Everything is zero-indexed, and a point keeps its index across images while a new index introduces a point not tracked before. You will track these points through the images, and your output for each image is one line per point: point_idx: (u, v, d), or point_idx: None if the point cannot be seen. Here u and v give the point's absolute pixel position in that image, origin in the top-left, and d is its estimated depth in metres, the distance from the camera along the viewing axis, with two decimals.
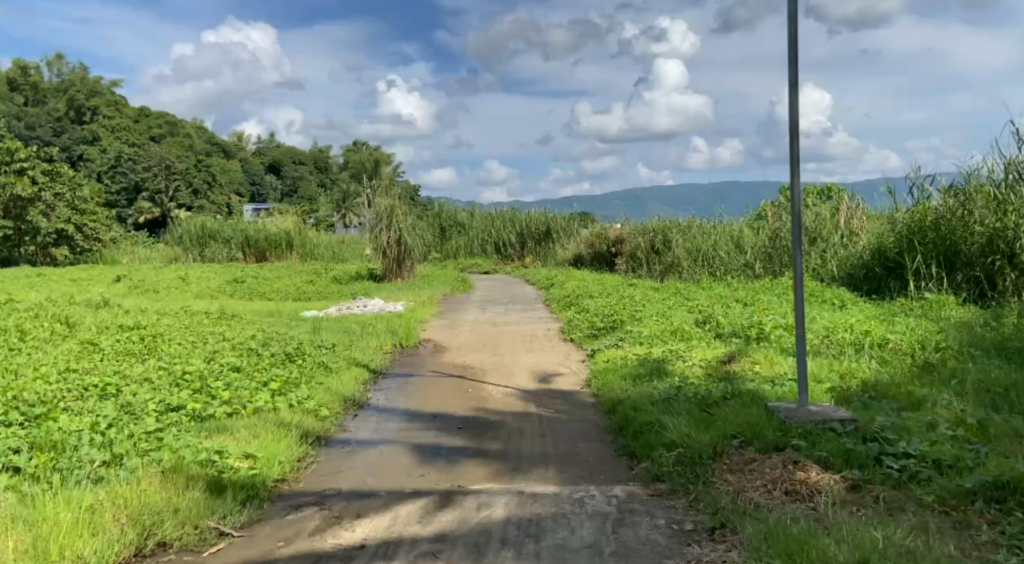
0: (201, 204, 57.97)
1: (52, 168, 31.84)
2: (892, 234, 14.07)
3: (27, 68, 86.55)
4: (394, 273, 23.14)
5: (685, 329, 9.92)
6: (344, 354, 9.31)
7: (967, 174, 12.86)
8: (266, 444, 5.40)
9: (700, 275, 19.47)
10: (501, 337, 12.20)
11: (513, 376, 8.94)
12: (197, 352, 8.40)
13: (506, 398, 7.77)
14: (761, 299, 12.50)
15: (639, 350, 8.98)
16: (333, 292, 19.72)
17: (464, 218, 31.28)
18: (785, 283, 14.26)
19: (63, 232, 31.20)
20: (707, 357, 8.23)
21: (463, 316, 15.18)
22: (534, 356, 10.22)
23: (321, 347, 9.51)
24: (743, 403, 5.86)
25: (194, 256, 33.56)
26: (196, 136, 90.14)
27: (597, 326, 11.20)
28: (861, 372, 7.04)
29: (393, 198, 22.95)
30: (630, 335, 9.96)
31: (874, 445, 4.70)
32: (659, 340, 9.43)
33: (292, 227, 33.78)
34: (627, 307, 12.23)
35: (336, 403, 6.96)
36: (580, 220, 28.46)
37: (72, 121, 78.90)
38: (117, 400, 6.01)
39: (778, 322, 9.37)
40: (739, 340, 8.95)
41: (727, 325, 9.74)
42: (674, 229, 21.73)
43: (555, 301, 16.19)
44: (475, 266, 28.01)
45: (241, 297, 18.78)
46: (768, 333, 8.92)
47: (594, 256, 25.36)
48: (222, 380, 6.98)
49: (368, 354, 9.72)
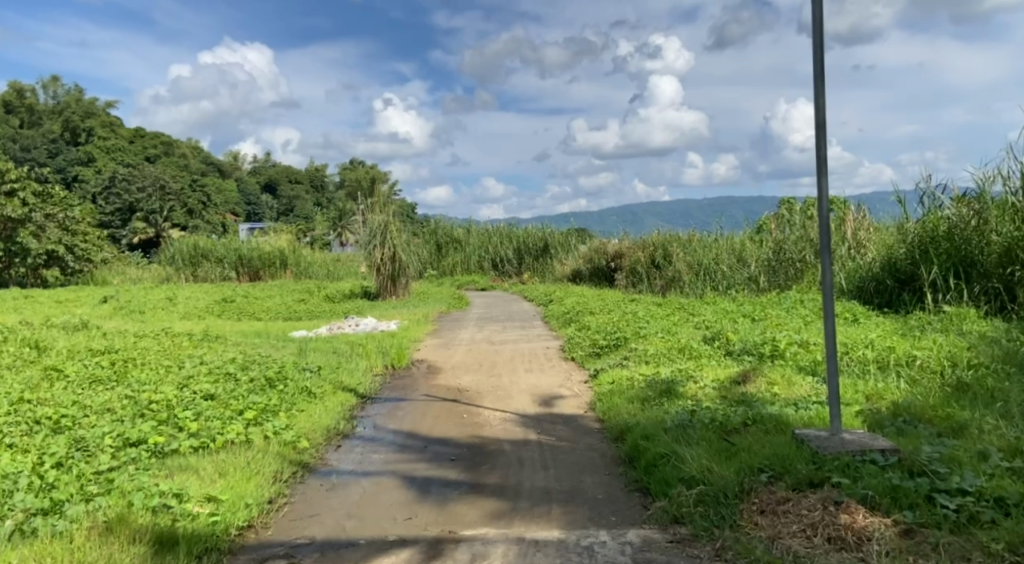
0: (196, 223, 57.45)
1: (43, 189, 31.25)
2: (903, 245, 13.50)
3: (24, 92, 86.28)
4: (389, 290, 22.56)
5: (693, 346, 9.32)
6: (329, 377, 8.70)
7: (980, 182, 12.34)
8: (233, 484, 4.80)
9: (703, 290, 18.90)
10: (498, 357, 11.60)
11: (510, 399, 8.33)
12: (171, 378, 7.80)
13: (503, 424, 7.16)
14: (771, 314, 11.92)
15: (647, 371, 8.36)
16: (325, 311, 19.12)
17: (460, 235, 30.74)
18: (794, 297, 13.65)
19: (54, 254, 30.58)
20: (721, 377, 7.62)
21: (459, 335, 14.57)
22: (533, 377, 9.62)
23: (305, 369, 8.91)
24: (766, 429, 5.27)
25: (187, 276, 32.95)
26: (192, 157, 89.78)
27: (599, 344, 10.58)
28: (890, 394, 6.45)
29: (387, 214, 22.40)
30: (635, 353, 9.35)
31: (923, 481, 4.11)
32: (666, 359, 8.84)
33: (286, 246, 33.22)
34: (629, 324, 11.64)
35: (317, 434, 6.35)
36: (577, 235, 27.98)
37: (68, 142, 78.44)
38: (70, 435, 5.44)
39: (792, 338, 8.77)
40: (753, 359, 8.34)
41: (737, 342, 9.15)
42: (674, 243, 21.21)
43: (554, 318, 15.62)
44: (472, 283, 27.44)
45: (231, 318, 18.17)
46: (783, 350, 8.33)
47: (592, 271, 24.81)
48: (192, 409, 6.38)
49: (356, 377, 9.11)
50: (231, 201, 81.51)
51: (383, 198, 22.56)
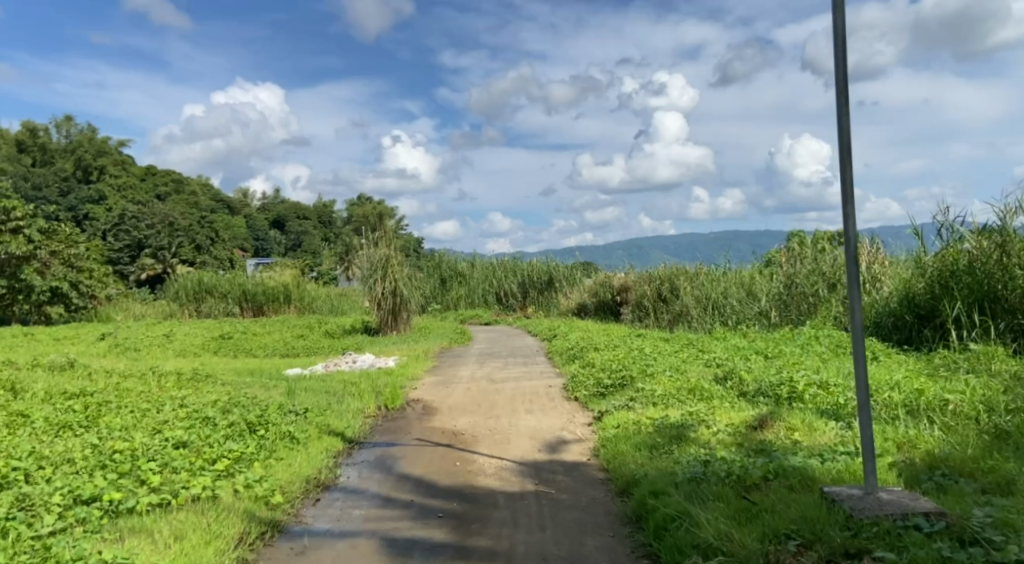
0: (204, 258, 57.28)
1: (49, 226, 30.98)
2: (921, 278, 12.96)
3: (35, 130, 86.92)
4: (390, 325, 22.06)
5: (703, 387, 8.73)
6: (315, 420, 8.16)
7: (1002, 215, 11.85)
8: (188, 549, 4.28)
9: (712, 325, 18.34)
10: (498, 396, 11.03)
11: (509, 444, 7.76)
12: (143, 424, 7.26)
13: (500, 472, 6.60)
14: (784, 351, 11.36)
15: (655, 413, 7.78)
16: (324, 348, 18.61)
17: (465, 268, 30.29)
18: (807, 333, 13.07)
19: (58, 290, 30.23)
20: (736, 422, 7.05)
21: (459, 372, 14.02)
22: (534, 419, 9.06)
23: (291, 412, 8.37)
24: (790, 486, 4.72)
25: (189, 312, 32.51)
26: (201, 193, 90.06)
27: (604, 383, 10.01)
28: (923, 442, 5.89)
29: (391, 248, 21.99)
30: (643, 394, 8.77)
31: (976, 551, 3.56)
32: (675, 401, 8.27)
33: (289, 281, 32.82)
34: (636, 361, 11.07)
35: (295, 486, 5.81)
36: (583, 269, 27.55)
37: (79, 180, 78.76)
38: (17, 491, 4.94)
39: (810, 379, 8.19)
40: (769, 401, 7.78)
41: (752, 383, 8.58)
42: (681, 275, 20.69)
43: (558, 354, 15.06)
44: (475, 317, 26.92)
45: (227, 355, 17.65)
46: (801, 392, 7.77)
47: (598, 305, 24.30)
48: (159, 460, 5.87)
49: (344, 420, 8.55)
50: (238, 236, 81.51)
51: (389, 232, 22.18)
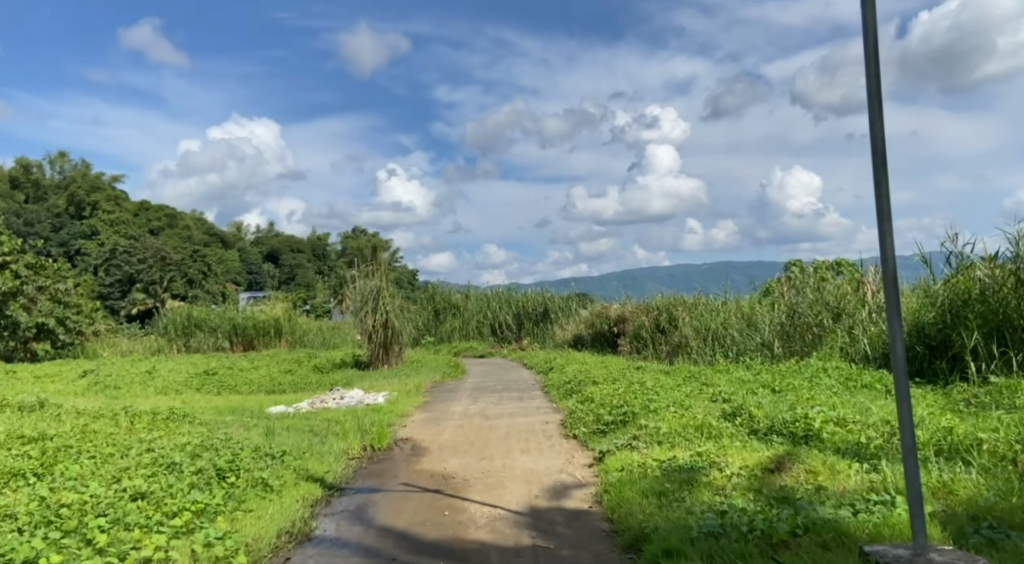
0: (196, 291, 56.70)
1: (37, 260, 30.42)
2: (931, 308, 12.47)
3: (29, 166, 86.68)
4: (381, 359, 21.43)
5: (711, 424, 8.14)
6: (291, 463, 7.57)
7: (1015, 242, 11.38)
8: None
9: (712, 357, 17.78)
10: (491, 434, 10.41)
11: (503, 489, 7.16)
12: (100, 474, 6.67)
13: (493, 522, 6.00)
14: (792, 385, 10.77)
15: (661, 454, 7.17)
16: (312, 383, 17.98)
17: (458, 299, 29.73)
18: (814, 365, 12.49)
19: (44, 326, 29.59)
20: (751, 464, 6.46)
21: (452, 408, 13.39)
22: (530, 459, 8.46)
23: (266, 455, 7.77)
24: (824, 544, 4.16)
25: (178, 347, 31.80)
26: (195, 228, 89.61)
27: (603, 420, 9.40)
28: (962, 488, 5.33)
29: (382, 279, 21.51)
30: (646, 432, 8.17)
31: None
32: (682, 440, 7.69)
33: (281, 313, 32.34)
34: (637, 396, 10.46)
35: (262, 543, 5.23)
36: (578, 299, 27.00)
37: (72, 216, 78.33)
38: None
39: (827, 415, 7.61)
40: (784, 440, 7.19)
41: (764, 419, 8.00)
42: (680, 305, 20.16)
43: (554, 388, 14.45)
44: (470, 350, 26.31)
45: (211, 392, 17.00)
46: (819, 430, 7.20)
47: (594, 336, 23.71)
48: (111, 516, 5.30)
49: (324, 464, 7.94)
50: (230, 269, 80.98)
51: (383, 263, 21.74)
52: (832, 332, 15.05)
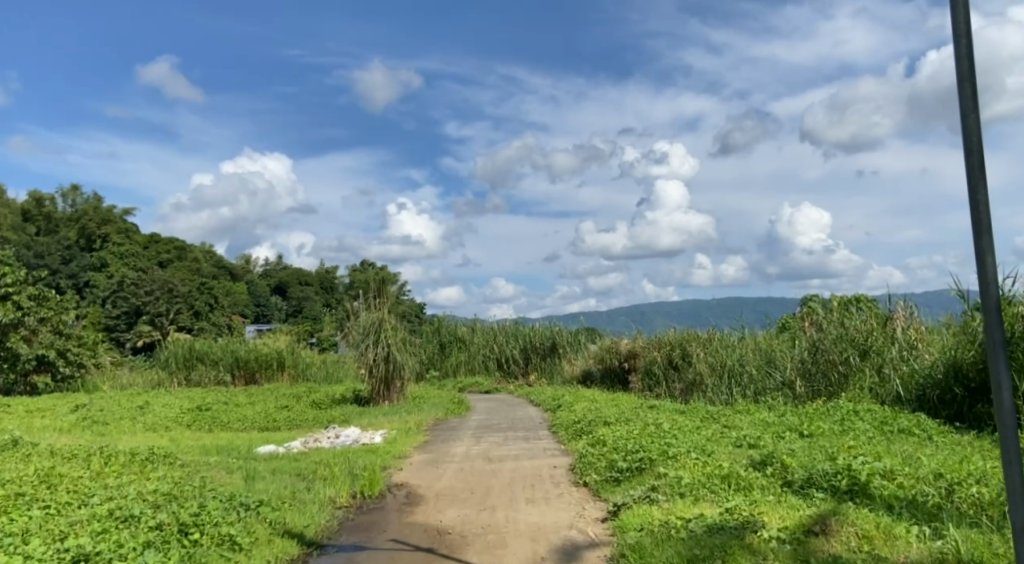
0: (203, 324, 56.02)
1: (40, 292, 29.80)
2: (970, 347, 11.68)
3: (42, 199, 86.94)
4: (382, 395, 20.61)
5: (740, 474, 7.27)
6: (265, 515, 6.72)
7: None
8: None
9: (729, 396, 16.90)
10: (493, 479, 9.54)
11: (505, 548, 6.30)
12: (46, 530, 5.84)
13: None
14: (822, 429, 9.87)
15: (686, 510, 6.31)
16: (309, 420, 17.13)
17: (465, 333, 28.89)
18: (843, 407, 11.58)
19: (45, 359, 28.81)
20: (792, 524, 5.60)
21: (453, 449, 12.52)
22: (536, 511, 7.60)
23: (239, 506, 6.91)
24: None
25: (179, 381, 30.92)
26: (204, 260, 89.38)
27: (617, 466, 8.52)
28: None
29: (384, 311, 20.72)
30: (666, 482, 7.30)
31: None
32: (709, 493, 6.83)
33: (284, 346, 31.60)
34: (652, 439, 9.58)
35: None
36: (587, 334, 26.15)
37: (83, 249, 78.15)
38: None
39: (872, 466, 6.76)
40: (827, 496, 6.33)
41: (800, 470, 7.14)
42: (693, 341, 19.29)
43: (562, 428, 13.57)
44: (475, 385, 25.43)
45: (202, 429, 16.15)
46: (867, 484, 6.34)
47: (604, 372, 22.82)
48: None
49: (305, 517, 7.08)
50: (237, 302, 80.40)
51: (392, 297, 21.01)
52: (859, 371, 14.14)
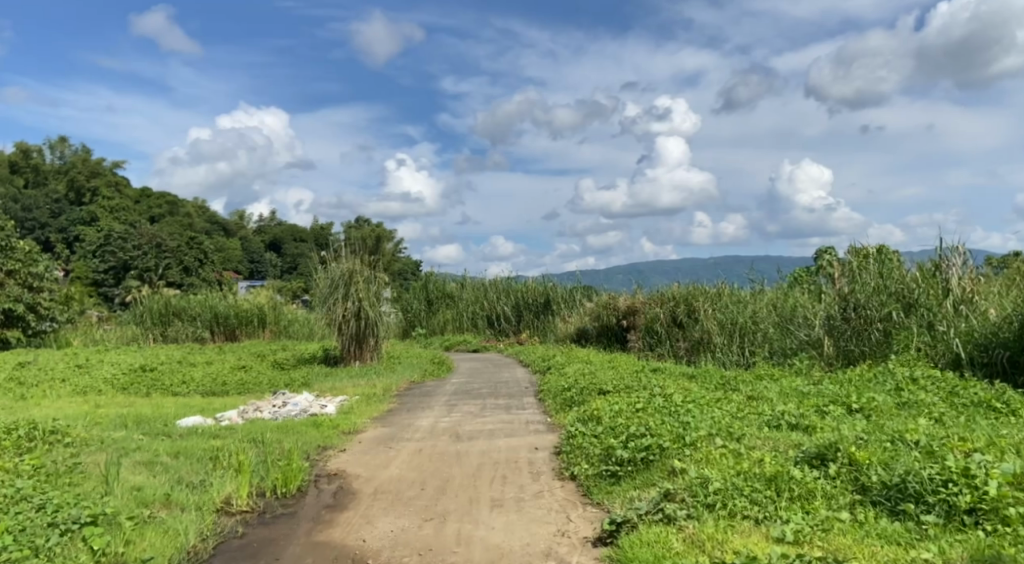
0: (193, 279, 53.48)
1: (6, 242, 27.33)
2: None
3: (30, 151, 84.23)
4: (353, 353, 18.36)
5: (792, 474, 5.01)
6: (88, 541, 4.58)
7: None
8: None
9: (742, 359, 14.75)
10: (455, 467, 7.31)
11: None
12: None
13: None
14: (878, 404, 7.62)
15: (721, 545, 4.12)
16: (265, 383, 14.91)
17: (453, 289, 26.67)
18: (896, 373, 9.37)
19: (13, 312, 26.49)
20: None
21: (417, 421, 10.30)
22: (500, 524, 5.39)
23: (58, 526, 4.76)
24: None
25: (154, 336, 28.50)
26: (196, 215, 86.94)
27: (614, 457, 6.30)
28: None
29: (354, 260, 18.26)
30: (686, 486, 5.07)
31: None
32: (753, 512, 4.61)
33: (265, 301, 29.29)
34: (658, 418, 7.31)
35: None
36: (584, 291, 23.91)
37: (73, 202, 75.65)
38: None
39: (999, 468, 4.53)
40: (942, 524, 4.12)
41: (882, 470, 4.90)
42: (700, 296, 17.07)
43: (551, 395, 11.35)
44: (463, 343, 23.28)
45: (139, 395, 13.96)
46: (1005, 504, 4.11)
47: (600, 330, 20.64)
48: None
49: (161, 539, 4.90)
50: (228, 257, 78.07)
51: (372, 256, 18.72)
52: (902, 326, 11.91)
